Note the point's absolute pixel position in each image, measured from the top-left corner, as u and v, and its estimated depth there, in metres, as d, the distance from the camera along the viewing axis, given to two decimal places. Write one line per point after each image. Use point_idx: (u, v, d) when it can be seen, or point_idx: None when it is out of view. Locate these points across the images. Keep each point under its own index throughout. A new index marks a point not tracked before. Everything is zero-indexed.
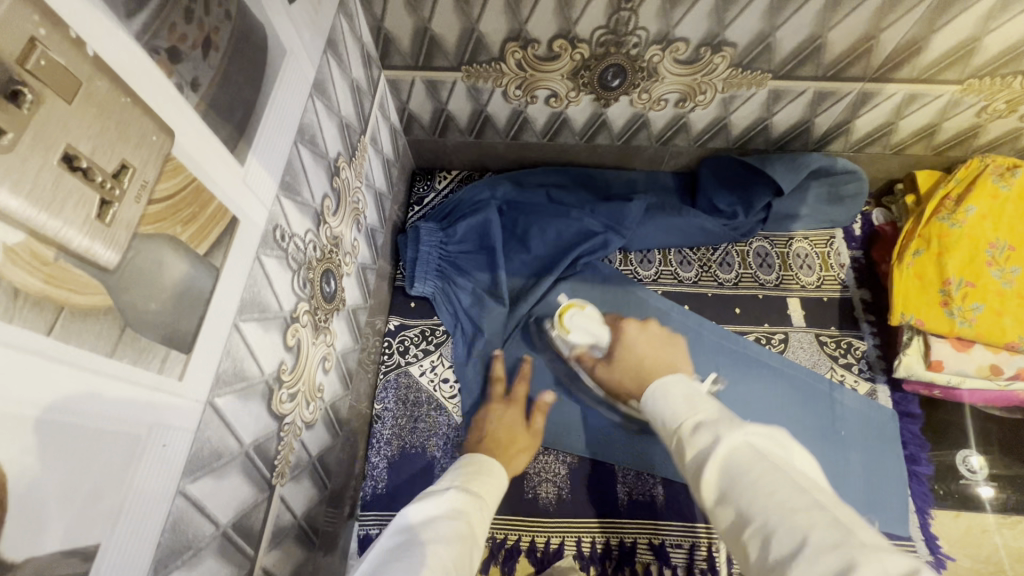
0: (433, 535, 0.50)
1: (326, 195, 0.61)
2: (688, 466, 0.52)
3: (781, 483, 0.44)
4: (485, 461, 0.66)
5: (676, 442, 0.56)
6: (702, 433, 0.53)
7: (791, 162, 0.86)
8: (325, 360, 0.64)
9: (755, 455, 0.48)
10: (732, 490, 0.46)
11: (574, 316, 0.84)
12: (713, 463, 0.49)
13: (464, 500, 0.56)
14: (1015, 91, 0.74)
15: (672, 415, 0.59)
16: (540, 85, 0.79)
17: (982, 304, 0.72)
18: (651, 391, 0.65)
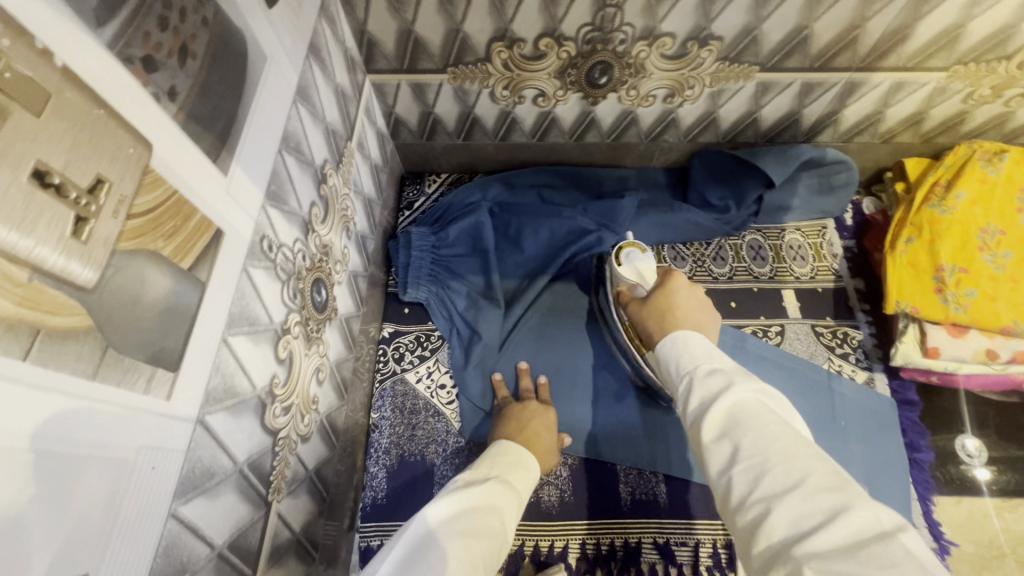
0: (462, 530, 0.51)
1: (314, 204, 0.60)
2: (688, 404, 0.49)
3: (786, 432, 0.42)
4: (521, 452, 0.67)
5: (683, 380, 0.52)
6: (714, 377, 0.49)
7: (781, 154, 0.86)
8: (319, 371, 0.63)
9: (763, 407, 0.45)
10: (731, 431, 0.44)
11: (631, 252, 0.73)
12: (718, 402, 0.46)
13: (501, 494, 0.58)
14: (1000, 76, 0.74)
15: (690, 356, 0.53)
16: (527, 84, 0.79)
17: (975, 290, 0.73)
18: (677, 335, 0.56)
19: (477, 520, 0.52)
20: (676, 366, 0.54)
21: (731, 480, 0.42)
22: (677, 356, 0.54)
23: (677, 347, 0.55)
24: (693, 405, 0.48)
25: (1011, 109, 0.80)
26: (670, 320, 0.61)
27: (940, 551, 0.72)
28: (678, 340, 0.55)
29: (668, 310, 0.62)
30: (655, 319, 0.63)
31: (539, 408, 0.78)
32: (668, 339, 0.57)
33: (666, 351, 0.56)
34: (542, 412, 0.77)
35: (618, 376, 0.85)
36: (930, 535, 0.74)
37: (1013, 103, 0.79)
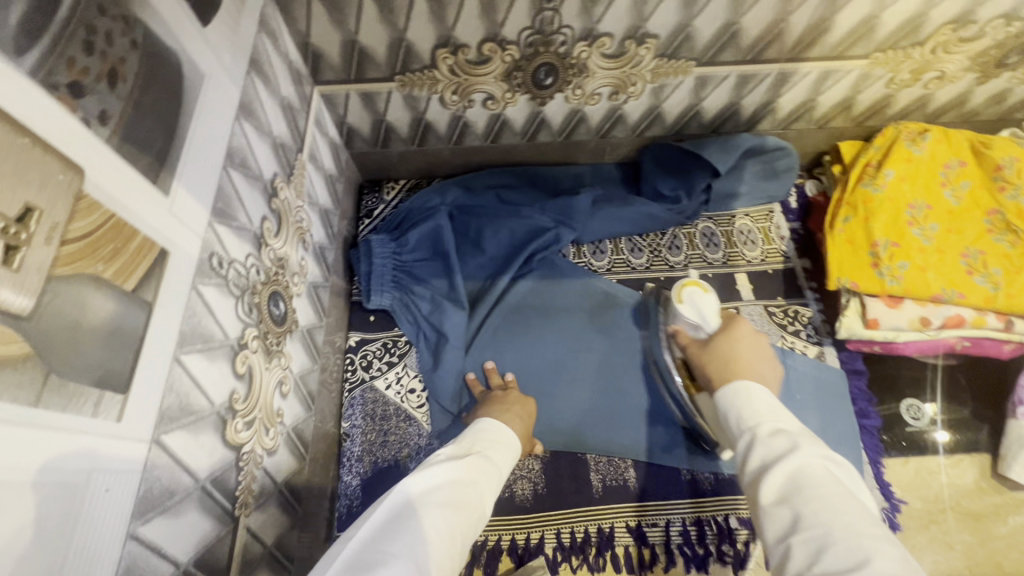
0: (442, 501, 0.53)
1: (265, 218, 0.60)
2: (744, 464, 0.50)
3: (847, 504, 0.42)
4: (502, 430, 0.69)
5: (744, 437, 0.52)
6: (777, 438, 0.49)
7: (725, 144, 0.90)
8: (282, 384, 0.63)
9: (829, 477, 0.44)
10: (790, 496, 0.44)
11: (692, 291, 0.78)
12: (780, 466, 0.46)
13: (481, 467, 0.60)
14: (916, 61, 0.79)
15: (751, 410, 0.53)
16: (475, 89, 0.80)
17: (907, 262, 0.77)
18: (738, 386, 0.57)
19: (461, 492, 0.55)
20: (737, 420, 0.54)
21: (790, 549, 0.41)
22: (737, 410, 0.55)
23: (736, 401, 0.55)
24: (749, 465, 0.49)
25: (930, 91, 0.85)
26: (730, 367, 0.61)
27: (891, 509, 0.77)
28: (743, 389, 0.56)
29: (730, 357, 0.63)
30: (715, 364, 0.64)
31: (518, 395, 0.80)
32: (730, 386, 0.58)
33: (726, 401, 0.57)
34: (521, 399, 0.80)
35: (585, 368, 0.88)
36: (882, 495, 0.78)
37: (932, 85, 0.84)
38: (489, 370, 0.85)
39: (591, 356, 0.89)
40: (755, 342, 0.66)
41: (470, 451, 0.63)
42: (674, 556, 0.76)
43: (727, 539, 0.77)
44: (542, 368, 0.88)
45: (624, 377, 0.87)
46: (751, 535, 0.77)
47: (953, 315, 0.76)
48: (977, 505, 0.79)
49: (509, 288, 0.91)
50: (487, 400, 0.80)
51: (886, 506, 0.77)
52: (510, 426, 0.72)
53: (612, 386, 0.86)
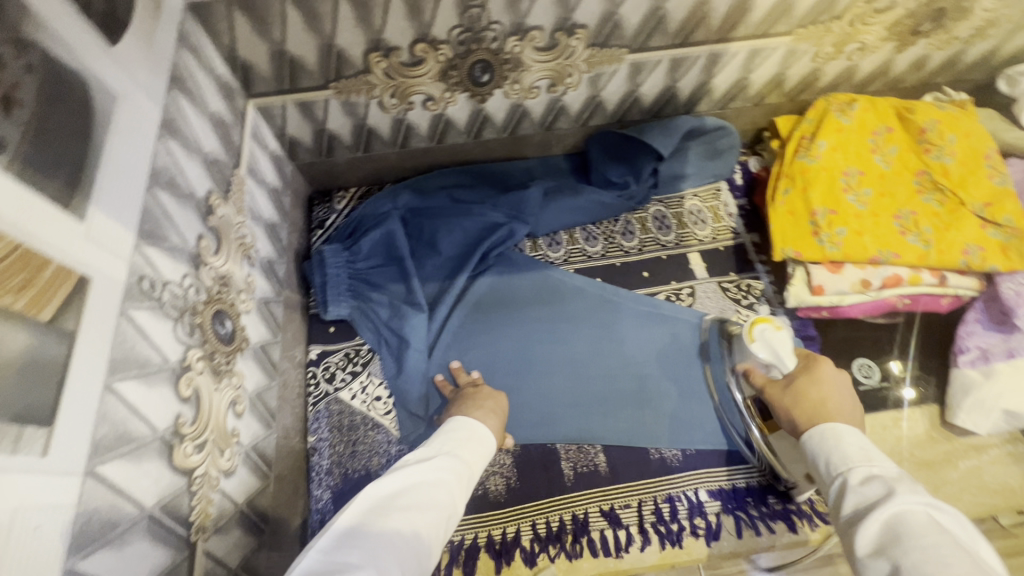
0: (407, 504, 0.53)
1: (201, 236, 0.59)
2: (841, 510, 0.52)
3: (951, 552, 0.42)
4: (477, 426, 0.69)
5: (836, 484, 0.54)
6: (873, 483, 0.51)
7: (666, 128, 0.91)
8: (235, 404, 0.62)
9: (929, 525, 0.45)
10: (887, 544, 0.45)
11: (765, 330, 0.71)
12: (875, 511, 0.48)
13: (449, 466, 0.60)
14: (836, 34, 0.82)
15: (844, 455, 0.56)
16: (413, 90, 0.80)
17: (844, 228, 0.80)
18: (826, 429, 0.60)
19: (424, 495, 0.55)
20: (827, 463, 0.57)
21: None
22: (827, 453, 0.58)
23: (827, 444, 0.59)
24: (845, 510, 0.51)
25: (854, 62, 0.89)
26: (819, 410, 0.64)
27: None
28: (832, 432, 0.59)
29: (814, 400, 0.66)
30: (803, 410, 0.66)
31: (488, 390, 0.80)
32: (818, 431, 0.61)
33: (814, 443, 0.60)
34: (493, 394, 0.80)
35: (550, 360, 0.89)
36: None
37: (855, 56, 0.87)
38: (456, 369, 0.85)
39: (565, 349, 0.89)
40: (839, 379, 0.68)
41: (439, 451, 0.63)
42: (648, 534, 0.77)
43: (698, 513, 0.78)
44: (509, 361, 0.88)
45: (676, 400, 0.85)
46: (720, 506, 0.79)
47: (890, 275, 0.80)
48: (929, 454, 0.83)
49: (469, 286, 0.91)
50: (455, 399, 0.80)
51: None
52: (483, 421, 0.72)
53: (583, 377, 0.87)
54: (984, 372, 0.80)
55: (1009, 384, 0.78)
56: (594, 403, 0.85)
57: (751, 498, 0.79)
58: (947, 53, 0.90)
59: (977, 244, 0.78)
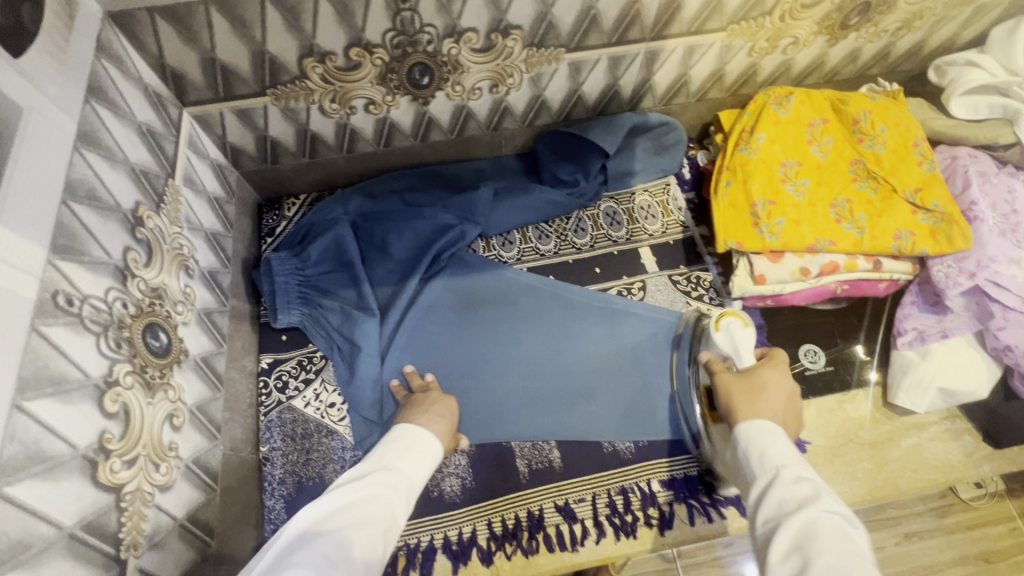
0: (340, 524, 0.53)
1: (129, 249, 0.58)
2: (763, 505, 0.54)
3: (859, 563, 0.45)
4: (418, 433, 0.69)
5: (764, 480, 0.56)
6: (800, 487, 0.53)
7: (608, 125, 0.93)
8: (172, 417, 0.61)
9: (841, 534, 0.48)
10: (800, 543, 0.48)
11: (729, 321, 0.81)
12: (797, 513, 0.50)
13: (383, 480, 0.60)
14: (769, 29, 0.84)
15: (779, 455, 0.58)
16: (353, 95, 0.80)
17: (782, 218, 0.83)
18: (763, 426, 0.62)
19: (358, 513, 0.55)
20: (760, 457, 0.59)
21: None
22: (760, 449, 0.59)
23: (760, 440, 0.60)
24: (765, 506, 0.54)
25: (789, 56, 0.91)
26: (754, 406, 0.65)
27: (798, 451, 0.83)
28: (766, 430, 0.61)
29: (754, 393, 0.67)
30: (739, 402, 0.67)
31: (437, 393, 0.80)
32: (752, 423, 0.63)
33: (748, 434, 0.62)
34: (442, 397, 0.80)
35: (504, 359, 0.89)
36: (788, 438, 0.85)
37: (789, 50, 0.90)
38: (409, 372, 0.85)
39: (518, 347, 0.90)
40: (782, 384, 0.69)
41: (375, 467, 0.62)
42: (603, 527, 0.78)
43: (651, 503, 0.80)
44: (464, 362, 0.89)
45: (627, 395, 0.87)
46: (672, 495, 0.80)
47: (828, 262, 0.82)
48: (873, 434, 0.85)
49: (422, 289, 0.91)
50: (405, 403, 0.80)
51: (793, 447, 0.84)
52: (426, 426, 0.72)
53: (537, 374, 0.88)
54: (920, 352, 0.83)
55: (942, 362, 0.81)
56: (548, 399, 0.86)
57: (702, 486, 0.81)
58: (878, 45, 0.93)
59: (909, 229, 0.81)
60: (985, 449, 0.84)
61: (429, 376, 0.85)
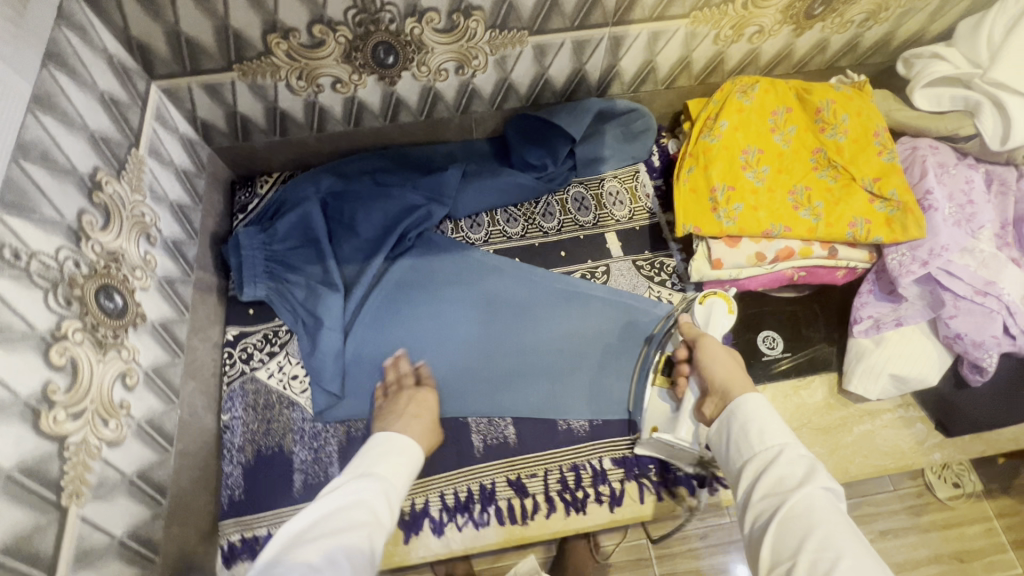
0: (322, 532, 0.54)
1: (84, 211, 0.60)
2: (760, 479, 0.56)
3: (853, 540, 0.49)
4: (396, 439, 0.69)
5: (761, 458, 0.57)
6: (799, 465, 0.55)
7: (574, 110, 0.94)
8: (124, 377, 0.63)
9: (836, 512, 0.51)
10: (797, 522, 0.50)
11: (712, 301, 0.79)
12: (796, 492, 0.52)
13: (362, 486, 0.60)
14: (733, 17, 0.85)
15: (778, 431, 0.58)
16: (320, 73, 0.81)
17: (740, 204, 0.84)
18: (759, 401, 0.61)
19: (340, 519, 0.56)
20: (759, 434, 0.59)
21: (797, 568, 0.48)
22: (760, 423, 0.59)
23: (759, 413, 0.60)
24: (763, 481, 0.55)
25: (756, 45, 0.92)
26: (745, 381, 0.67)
27: None
28: (764, 406, 0.61)
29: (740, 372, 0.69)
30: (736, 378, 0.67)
31: (409, 393, 0.81)
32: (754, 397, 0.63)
33: (750, 408, 0.61)
34: (416, 395, 0.81)
35: (466, 338, 0.91)
36: None
37: (755, 39, 0.91)
38: (396, 359, 0.87)
39: (479, 327, 0.92)
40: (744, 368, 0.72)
41: (352, 475, 0.63)
42: (554, 502, 0.80)
43: (602, 481, 0.81)
44: (426, 339, 0.90)
45: (584, 377, 0.88)
46: (624, 473, 0.82)
47: (783, 247, 0.83)
48: (826, 420, 0.86)
49: (388, 268, 0.93)
50: (383, 398, 0.82)
51: None
52: (403, 431, 0.72)
53: (497, 353, 0.90)
54: (875, 340, 0.83)
55: (895, 349, 0.82)
56: (506, 377, 0.88)
57: (653, 466, 0.82)
58: (846, 37, 0.94)
59: (864, 217, 0.82)
60: (936, 437, 0.85)
61: (422, 366, 0.87)
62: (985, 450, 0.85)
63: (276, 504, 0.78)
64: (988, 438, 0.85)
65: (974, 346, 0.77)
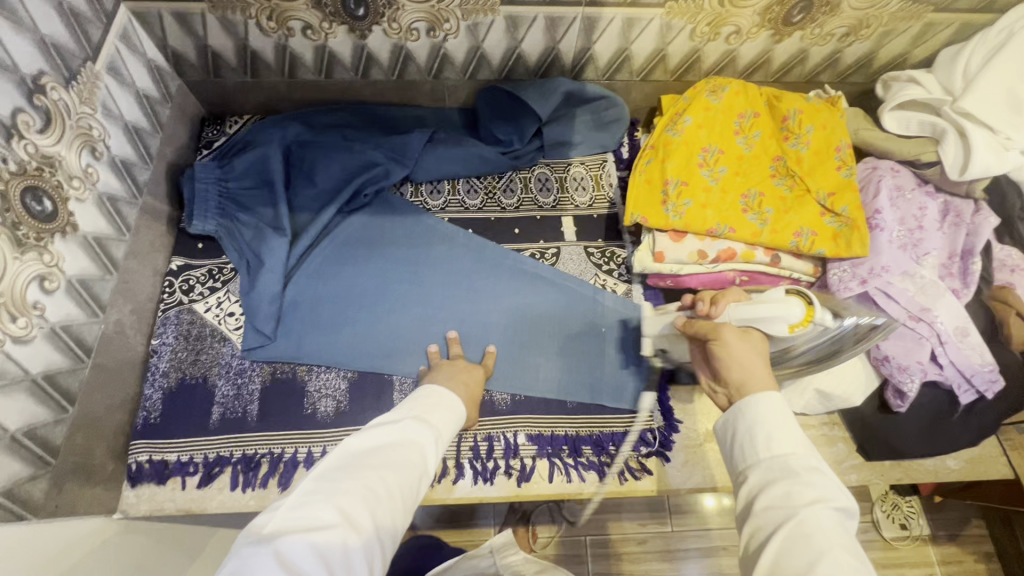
0: (378, 462, 0.55)
1: (20, 110, 0.61)
2: (764, 491, 0.51)
3: (861, 568, 0.44)
4: (447, 395, 0.70)
5: (769, 469, 0.52)
6: (812, 479, 0.50)
7: (543, 89, 0.94)
8: (43, 279, 0.64)
9: (846, 534, 0.47)
10: (803, 544, 0.46)
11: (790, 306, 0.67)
12: (805, 510, 0.47)
13: (417, 428, 0.61)
14: (708, 13, 0.85)
15: (790, 441, 0.53)
16: (290, 16, 0.82)
17: (691, 200, 0.84)
18: (775, 404, 0.56)
19: (396, 454, 0.57)
20: (767, 441, 0.54)
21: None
22: (769, 430, 0.54)
23: (769, 419, 0.55)
24: (768, 492, 0.51)
25: (733, 47, 0.92)
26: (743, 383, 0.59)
27: (667, 428, 0.83)
28: (777, 409, 0.55)
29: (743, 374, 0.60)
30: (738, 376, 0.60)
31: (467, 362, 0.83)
32: (757, 403, 0.56)
33: (762, 411, 0.55)
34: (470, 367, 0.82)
35: (407, 299, 0.91)
36: (662, 416, 0.84)
37: (732, 40, 0.91)
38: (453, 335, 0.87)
39: (423, 288, 0.92)
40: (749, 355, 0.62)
41: (406, 415, 0.64)
42: (463, 469, 0.80)
43: (513, 455, 0.81)
44: (368, 294, 0.91)
45: (518, 352, 0.88)
46: (536, 450, 0.82)
47: (726, 249, 0.84)
48: None
49: (342, 222, 0.94)
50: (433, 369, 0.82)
51: (664, 425, 0.83)
52: (453, 391, 0.74)
53: (435, 317, 0.90)
54: None
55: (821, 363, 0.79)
56: (440, 342, 0.88)
57: (567, 447, 0.82)
58: (825, 50, 0.93)
59: (811, 228, 0.82)
60: (855, 458, 0.84)
61: (491, 346, 0.87)
62: (902, 478, 0.84)
63: (189, 432, 0.79)
64: (908, 467, 0.84)
65: (900, 369, 0.76)
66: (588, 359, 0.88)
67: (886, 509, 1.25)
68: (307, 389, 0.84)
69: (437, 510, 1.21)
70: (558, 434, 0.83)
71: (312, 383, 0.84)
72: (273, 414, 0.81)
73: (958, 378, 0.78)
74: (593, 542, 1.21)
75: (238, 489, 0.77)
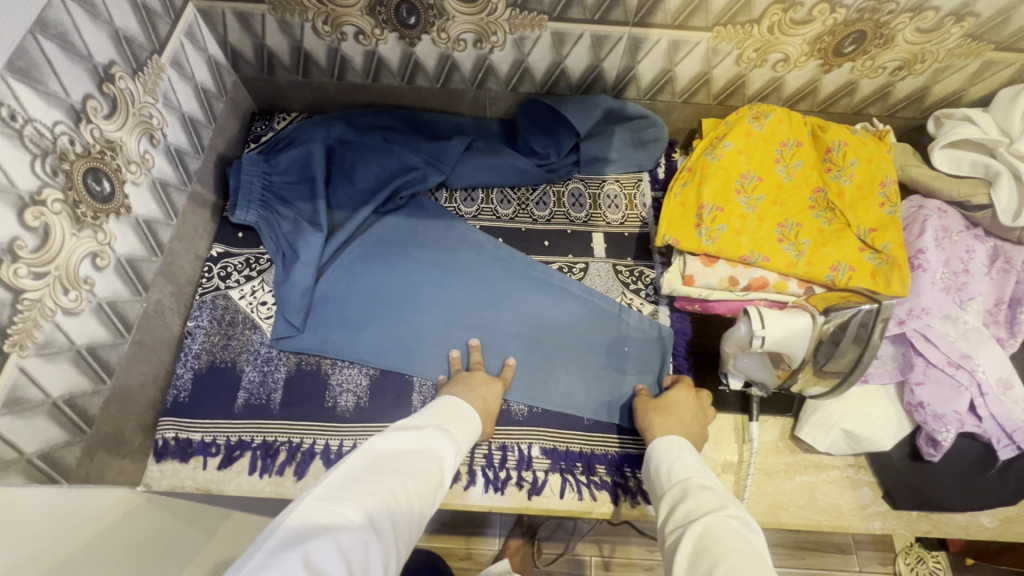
0: (401, 467, 0.57)
1: (90, 97, 0.65)
2: (672, 517, 0.58)
3: (752, 562, 0.48)
4: (463, 406, 0.71)
5: (674, 495, 0.60)
6: (705, 495, 0.58)
7: (583, 105, 0.95)
8: (95, 256, 0.68)
9: (739, 535, 0.51)
10: (705, 550, 0.51)
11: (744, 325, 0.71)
12: (700, 520, 0.54)
13: (439, 438, 0.63)
14: (757, 39, 0.85)
15: (686, 468, 0.63)
16: (344, 20, 0.86)
17: (725, 225, 0.83)
18: (672, 442, 0.68)
19: (416, 461, 0.58)
20: (669, 473, 0.64)
21: None
22: (669, 462, 0.65)
23: (670, 454, 0.66)
24: (676, 514, 0.58)
25: (780, 74, 0.91)
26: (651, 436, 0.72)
27: None
28: (671, 446, 0.67)
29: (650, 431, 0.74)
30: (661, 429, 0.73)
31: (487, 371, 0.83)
32: (659, 445, 0.69)
33: (660, 449, 0.67)
34: (489, 378, 0.82)
35: (433, 303, 0.92)
36: None
37: (779, 67, 0.90)
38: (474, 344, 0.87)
39: (449, 292, 0.93)
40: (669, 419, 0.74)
41: (428, 423, 0.65)
42: (474, 476, 0.80)
43: (525, 467, 0.81)
44: (395, 294, 0.93)
45: (540, 363, 0.88)
46: (549, 464, 0.81)
47: (758, 277, 0.83)
48: (771, 462, 0.82)
49: (377, 221, 0.97)
50: (452, 379, 0.82)
51: None
52: (471, 404, 0.74)
53: (459, 324, 0.91)
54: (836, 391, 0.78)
55: (854, 406, 0.77)
56: (460, 346, 0.89)
57: (580, 464, 0.82)
58: (876, 83, 0.91)
59: (849, 263, 0.80)
60: (881, 505, 0.79)
61: (513, 359, 0.87)
62: (930, 531, 0.79)
63: (215, 414, 0.82)
64: (937, 520, 0.79)
65: (935, 417, 0.72)
66: (609, 377, 0.88)
67: (910, 562, 1.19)
68: (329, 382, 0.85)
69: (444, 515, 1.22)
70: (570, 450, 0.82)
71: (336, 377, 0.86)
72: (296, 404, 0.83)
73: (997, 432, 0.74)
74: (597, 564, 1.19)
75: (256, 473, 0.79)
